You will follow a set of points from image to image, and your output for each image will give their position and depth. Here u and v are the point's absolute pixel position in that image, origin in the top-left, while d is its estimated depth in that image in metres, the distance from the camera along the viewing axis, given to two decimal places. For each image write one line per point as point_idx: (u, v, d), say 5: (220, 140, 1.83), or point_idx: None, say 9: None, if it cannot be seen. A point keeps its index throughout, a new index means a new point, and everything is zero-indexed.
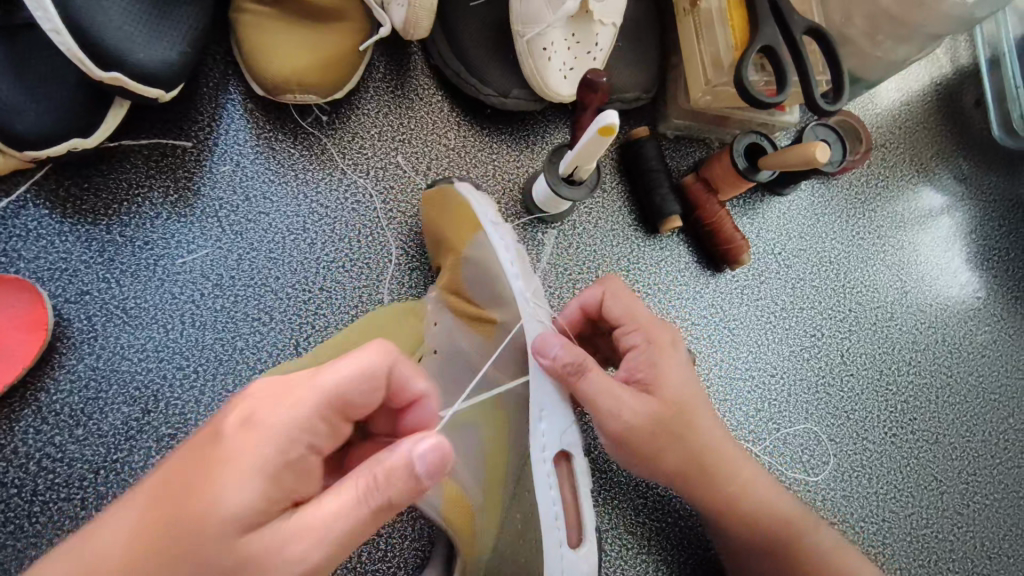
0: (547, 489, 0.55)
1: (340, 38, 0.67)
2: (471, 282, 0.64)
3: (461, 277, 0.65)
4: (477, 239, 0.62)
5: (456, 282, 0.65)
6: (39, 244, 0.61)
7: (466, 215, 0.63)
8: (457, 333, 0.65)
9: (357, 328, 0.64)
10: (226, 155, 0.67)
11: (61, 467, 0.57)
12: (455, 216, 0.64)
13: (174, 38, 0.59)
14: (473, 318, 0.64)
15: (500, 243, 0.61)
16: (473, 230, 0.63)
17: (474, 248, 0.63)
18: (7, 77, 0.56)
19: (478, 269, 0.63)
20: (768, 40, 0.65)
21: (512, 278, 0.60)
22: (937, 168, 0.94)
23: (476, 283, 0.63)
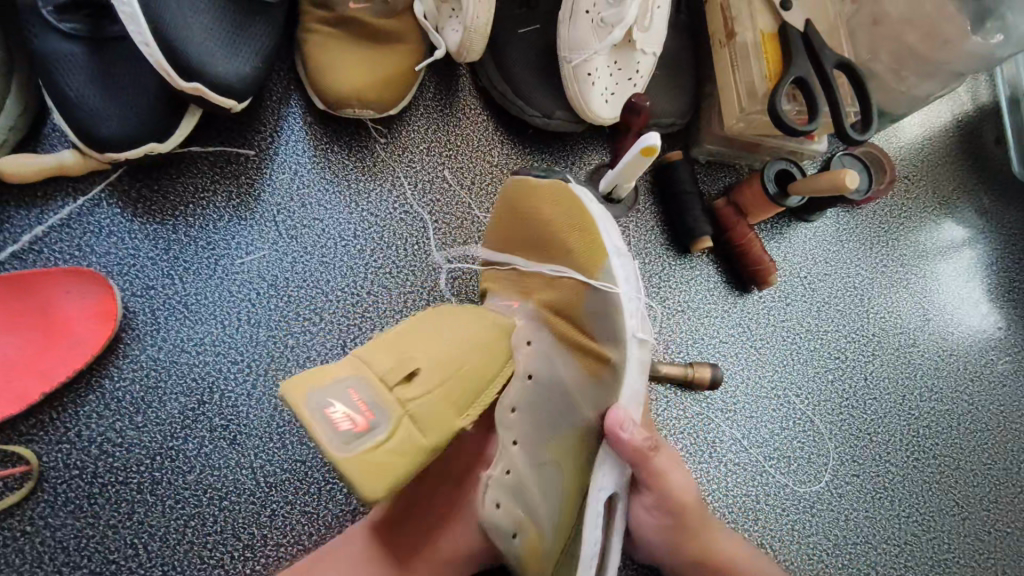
0: (592, 529, 0.57)
1: (398, 58, 0.71)
2: (591, 316, 0.60)
3: (579, 306, 0.60)
4: (607, 268, 0.60)
5: (567, 303, 0.60)
6: (110, 240, 0.64)
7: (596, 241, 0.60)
8: (554, 357, 0.58)
9: (433, 343, 0.49)
10: (285, 164, 0.71)
11: (120, 452, 0.60)
12: (585, 233, 0.60)
13: (248, 54, 0.64)
14: (581, 348, 0.60)
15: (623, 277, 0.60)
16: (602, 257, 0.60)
17: (606, 280, 0.59)
18: (97, 85, 0.60)
19: (603, 306, 0.59)
20: (799, 71, 0.70)
21: (628, 314, 0.60)
22: (959, 201, 0.97)
23: (596, 316, 0.60)
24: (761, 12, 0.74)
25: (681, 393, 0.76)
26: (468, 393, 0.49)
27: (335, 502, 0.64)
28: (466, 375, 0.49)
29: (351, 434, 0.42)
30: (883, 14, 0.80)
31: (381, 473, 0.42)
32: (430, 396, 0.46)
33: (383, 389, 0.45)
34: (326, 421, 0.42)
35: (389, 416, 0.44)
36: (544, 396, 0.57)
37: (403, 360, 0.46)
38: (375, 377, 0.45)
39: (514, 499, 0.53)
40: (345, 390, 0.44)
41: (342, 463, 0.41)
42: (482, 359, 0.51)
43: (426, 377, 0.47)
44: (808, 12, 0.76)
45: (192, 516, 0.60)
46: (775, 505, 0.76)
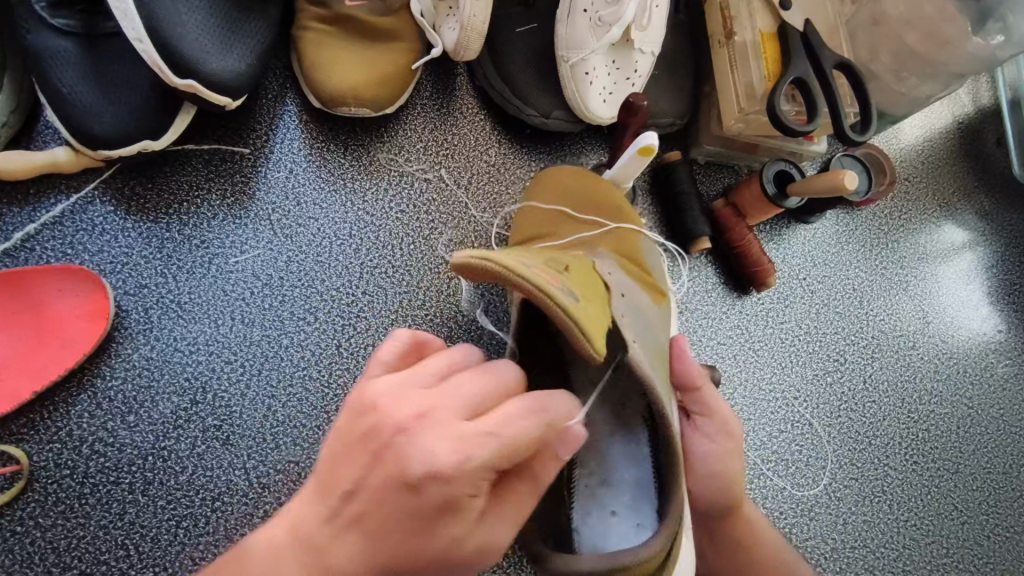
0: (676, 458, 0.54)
1: (394, 57, 0.71)
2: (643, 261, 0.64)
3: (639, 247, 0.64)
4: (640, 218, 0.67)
5: (633, 251, 0.63)
6: (103, 238, 0.64)
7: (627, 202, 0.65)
8: (634, 291, 0.57)
9: (549, 253, 0.51)
10: (280, 162, 0.70)
11: (112, 452, 0.60)
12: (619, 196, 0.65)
13: (243, 51, 0.64)
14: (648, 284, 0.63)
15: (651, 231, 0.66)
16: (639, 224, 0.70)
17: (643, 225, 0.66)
18: (90, 82, 0.60)
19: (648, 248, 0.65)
20: (800, 71, 0.69)
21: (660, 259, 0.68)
22: (959, 204, 0.96)
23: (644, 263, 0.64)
24: (759, 12, 0.74)
25: None
26: (597, 290, 0.50)
27: None
28: (593, 278, 0.51)
29: (565, 291, 0.42)
30: (883, 15, 0.80)
31: (597, 328, 0.43)
32: (585, 283, 0.48)
33: (549, 271, 0.44)
34: (540, 278, 0.41)
35: (574, 286, 0.45)
36: (639, 312, 0.55)
37: (550, 258, 0.48)
38: (539, 261, 0.46)
39: (656, 372, 0.50)
40: (529, 263, 0.43)
41: (576, 316, 0.40)
42: (589, 269, 0.53)
43: (573, 272, 0.48)
44: (808, 12, 0.75)
45: (183, 517, 0.60)
46: (773, 508, 0.75)
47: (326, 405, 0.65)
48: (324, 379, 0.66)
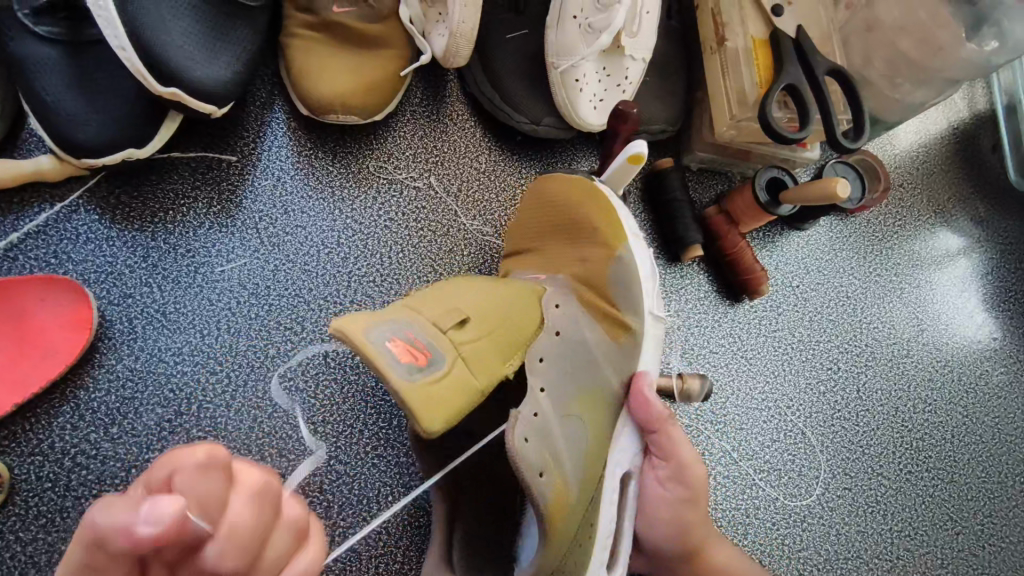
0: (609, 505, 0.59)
1: (383, 63, 0.70)
2: (617, 285, 0.62)
3: (608, 275, 0.61)
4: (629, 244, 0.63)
5: (597, 278, 0.61)
6: (87, 248, 0.63)
7: (619, 219, 0.63)
8: (580, 323, 0.60)
9: (476, 296, 0.52)
10: (268, 170, 0.70)
11: (95, 464, 0.59)
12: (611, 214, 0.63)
13: (229, 58, 0.63)
14: (606, 317, 0.61)
15: (644, 257, 0.64)
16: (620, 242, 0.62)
17: (628, 251, 0.63)
18: (73, 90, 0.59)
19: (625, 272, 0.62)
20: (791, 79, 0.69)
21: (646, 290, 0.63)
22: (954, 210, 0.96)
23: (620, 287, 0.62)
24: (752, 18, 0.73)
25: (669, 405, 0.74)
26: (511, 344, 0.52)
27: (316, 516, 0.63)
28: (510, 330, 0.52)
29: (415, 365, 0.43)
30: (877, 20, 0.79)
31: (442, 403, 0.43)
32: (482, 340, 0.49)
33: (436, 333, 0.47)
34: (390, 355, 0.42)
35: (444, 355, 0.46)
36: (569, 350, 0.58)
37: (452, 310, 0.49)
38: (426, 320, 0.47)
39: (539, 438, 0.51)
40: (399, 326, 0.45)
41: (408, 393, 0.41)
42: (523, 312, 0.54)
43: (476, 326, 0.50)
44: (801, 18, 0.75)
45: None
46: (764, 519, 0.75)
47: (313, 416, 0.65)
48: (311, 389, 0.65)
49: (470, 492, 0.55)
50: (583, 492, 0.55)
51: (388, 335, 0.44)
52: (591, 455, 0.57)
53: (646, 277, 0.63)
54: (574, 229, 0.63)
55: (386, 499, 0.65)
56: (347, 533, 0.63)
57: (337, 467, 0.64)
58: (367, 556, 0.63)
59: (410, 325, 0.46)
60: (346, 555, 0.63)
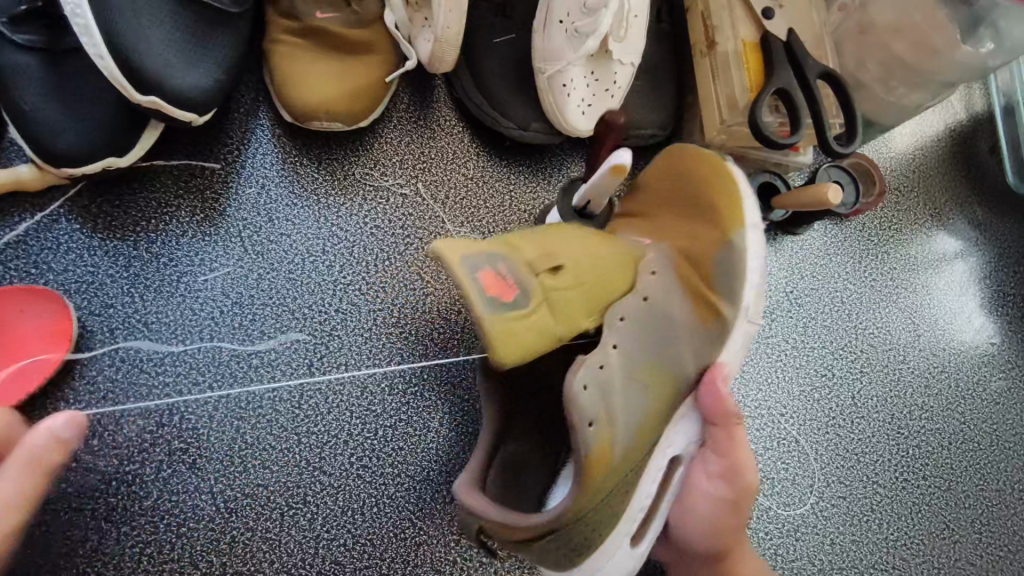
0: (649, 482, 0.59)
1: (367, 69, 0.69)
2: (719, 272, 0.60)
3: (710, 256, 0.60)
4: (745, 232, 0.60)
5: (698, 252, 0.60)
6: (68, 257, 0.62)
7: (738, 202, 0.60)
8: (670, 294, 0.59)
9: (571, 244, 0.56)
10: (252, 177, 0.69)
11: (74, 477, 0.58)
12: (731, 196, 0.60)
13: (210, 65, 0.62)
14: (699, 296, 0.60)
15: (758, 247, 0.60)
16: (739, 221, 0.60)
17: (742, 237, 0.60)
18: (51, 98, 0.58)
19: (732, 258, 0.59)
20: (782, 83, 0.68)
21: (751, 284, 0.60)
22: (951, 213, 0.94)
23: (721, 270, 0.60)
24: (741, 21, 0.72)
25: None
26: (590, 306, 0.55)
27: (299, 529, 0.62)
28: (602, 287, 0.56)
29: (501, 299, 0.48)
30: (870, 22, 0.78)
31: (519, 339, 0.48)
32: (569, 290, 0.53)
33: (527, 274, 0.51)
34: (481, 286, 0.47)
35: (531, 297, 0.50)
36: (656, 319, 0.58)
37: (548, 256, 0.53)
38: (522, 261, 0.52)
39: (600, 393, 0.53)
40: (492, 260, 0.50)
41: (489, 323, 0.46)
42: (614, 270, 0.57)
43: (568, 275, 0.53)
44: (793, 21, 0.74)
45: (147, 543, 0.58)
46: (757, 528, 0.74)
47: (297, 427, 0.64)
48: (295, 400, 0.65)
49: (517, 438, 0.58)
50: (629, 458, 0.56)
51: (480, 267, 0.48)
52: (651, 422, 0.58)
53: (753, 270, 0.60)
54: (688, 203, 0.62)
55: (371, 511, 0.64)
56: (331, 545, 0.62)
57: (322, 478, 0.63)
58: (352, 568, 0.62)
59: (501, 258, 0.50)
60: (330, 567, 0.62)
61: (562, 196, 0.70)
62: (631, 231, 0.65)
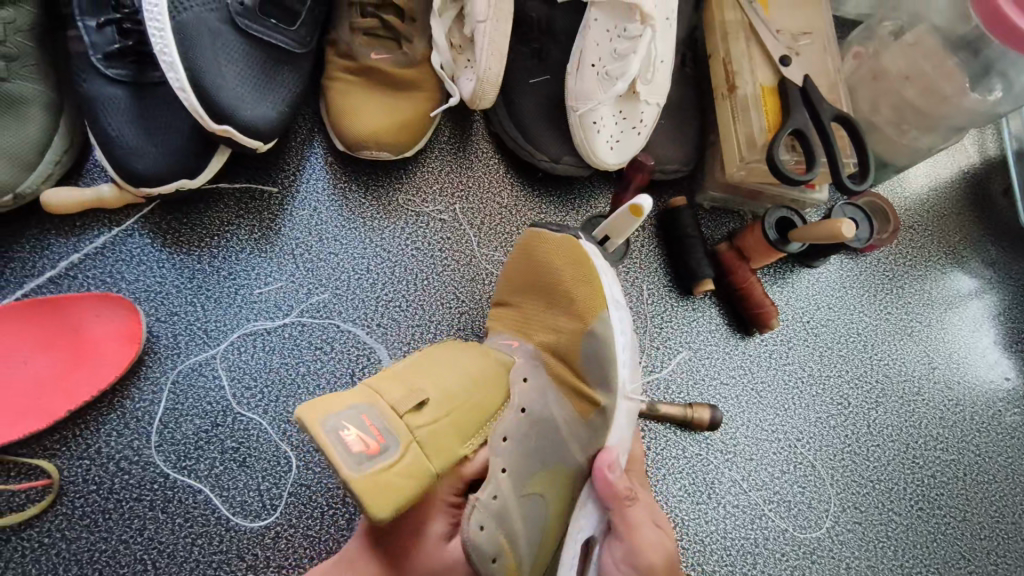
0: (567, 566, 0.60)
1: (413, 105, 0.76)
2: (588, 360, 0.63)
3: (576, 349, 0.63)
4: (605, 318, 0.64)
5: (565, 348, 0.63)
6: (139, 268, 0.69)
7: (597, 289, 0.64)
8: (549, 397, 0.60)
9: (431, 375, 0.54)
10: (306, 201, 0.75)
11: (136, 469, 0.63)
12: (590, 286, 0.64)
13: (276, 99, 0.69)
14: (575, 390, 0.63)
15: (621, 328, 0.65)
16: (598, 309, 0.64)
17: (603, 326, 0.63)
18: (136, 125, 0.65)
19: (600, 347, 0.63)
20: (798, 124, 0.73)
21: (621, 364, 0.64)
22: (965, 252, 0.98)
23: (590, 360, 0.63)
24: (761, 67, 0.78)
25: (680, 433, 0.77)
26: (465, 427, 0.53)
27: (337, 528, 0.66)
28: (468, 412, 0.54)
29: (365, 455, 0.45)
30: (882, 70, 0.83)
31: (390, 490, 0.45)
32: (438, 424, 0.51)
33: (394, 416, 0.48)
34: (344, 446, 0.44)
35: (400, 440, 0.47)
36: (537, 427, 0.58)
37: (410, 392, 0.51)
38: (387, 404, 0.49)
39: (496, 524, 0.52)
40: (357, 414, 0.47)
41: (357, 485, 0.43)
42: (478, 394, 0.55)
43: (433, 408, 0.51)
44: (809, 67, 0.79)
45: (198, 535, 0.63)
46: (774, 550, 0.76)
47: None
48: None
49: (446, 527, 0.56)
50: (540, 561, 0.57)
51: (341, 425, 0.46)
52: (554, 524, 0.59)
53: (620, 348, 0.64)
54: (554, 298, 0.65)
55: None
56: None
57: None
58: None
59: (366, 408, 0.48)
60: None
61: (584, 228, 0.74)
62: (505, 331, 0.67)
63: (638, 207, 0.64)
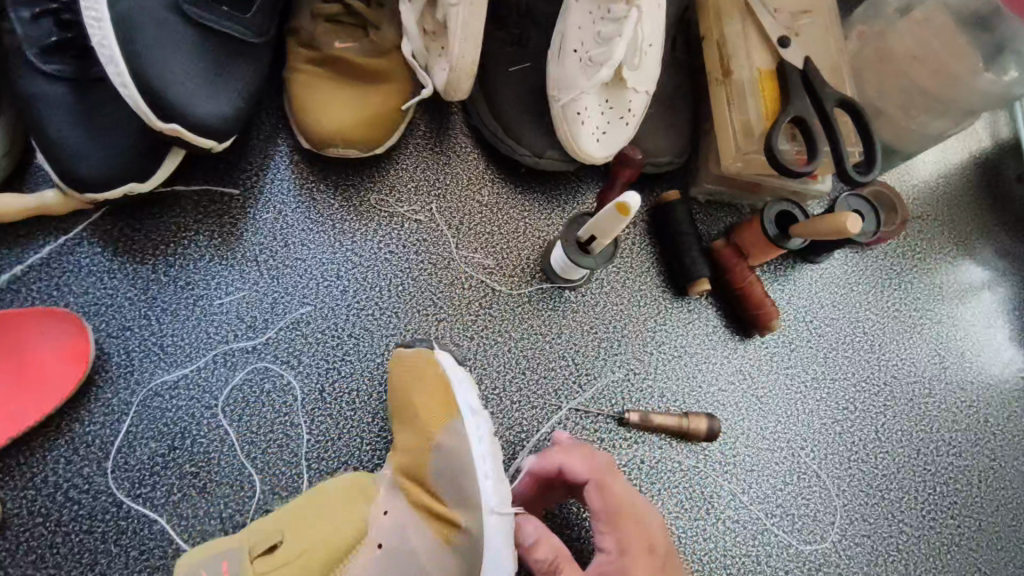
0: None
1: (384, 97, 0.70)
2: (438, 476, 0.58)
3: (427, 470, 0.59)
4: (453, 427, 0.59)
5: (420, 473, 0.59)
6: (89, 280, 0.64)
7: (449, 401, 0.61)
8: (408, 527, 0.57)
9: (301, 507, 0.57)
10: (270, 203, 0.70)
11: (87, 499, 0.58)
12: (436, 398, 0.61)
13: (231, 94, 0.64)
14: (433, 515, 0.58)
15: (472, 436, 0.59)
16: (448, 417, 0.60)
17: (449, 437, 0.59)
18: (77, 126, 0.60)
19: (448, 461, 0.58)
20: (798, 111, 0.67)
21: (480, 476, 0.57)
22: (978, 243, 0.92)
23: (442, 478, 0.58)
24: (758, 50, 0.72)
25: (676, 444, 0.72)
26: (315, 564, 0.54)
27: None
28: (320, 548, 0.54)
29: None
30: (887, 50, 0.77)
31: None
32: (286, 564, 0.54)
33: (249, 564, 0.53)
34: None
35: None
36: (393, 565, 0.56)
37: (268, 533, 0.55)
38: (246, 550, 0.54)
39: None
40: (219, 560, 0.53)
41: None
42: (338, 522, 0.56)
43: (290, 547, 0.54)
44: (809, 48, 0.74)
45: (155, 568, 0.58)
46: (776, 567, 0.71)
47: (307, 452, 0.64)
48: (306, 425, 0.64)
49: None
50: None
51: (200, 569, 0.53)
52: None
53: (476, 458, 0.58)
54: (408, 415, 0.62)
55: None
56: None
57: None
58: None
59: (229, 553, 0.54)
60: None
61: (566, 227, 0.69)
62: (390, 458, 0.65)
63: (624, 207, 0.59)
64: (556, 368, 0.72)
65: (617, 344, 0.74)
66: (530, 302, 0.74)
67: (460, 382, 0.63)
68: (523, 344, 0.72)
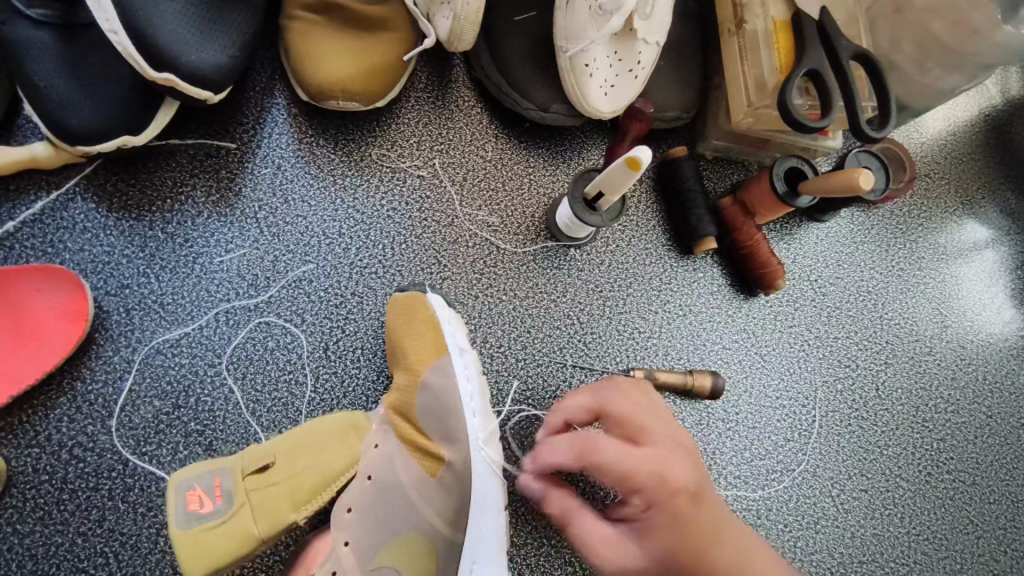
0: None
1: (385, 46, 0.68)
2: (425, 412, 0.59)
3: (415, 405, 0.59)
4: (440, 364, 0.60)
5: (409, 410, 0.59)
6: (84, 236, 0.62)
7: (438, 338, 0.61)
8: (397, 463, 0.58)
9: (297, 434, 0.56)
10: (268, 157, 0.68)
11: (92, 457, 0.58)
12: (424, 336, 0.61)
13: (225, 43, 0.61)
14: (421, 450, 0.58)
15: (460, 374, 0.60)
16: (437, 355, 0.60)
17: (436, 374, 0.60)
18: (64, 74, 0.57)
19: (436, 399, 0.59)
20: (813, 64, 0.65)
21: (468, 413, 0.59)
22: (983, 201, 0.91)
23: (429, 415, 0.59)
24: None
25: (681, 401, 0.72)
26: (306, 494, 0.55)
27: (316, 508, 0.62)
28: (310, 479, 0.55)
29: (197, 513, 0.51)
30: (906, 2, 0.75)
31: (208, 548, 0.51)
32: (278, 490, 0.54)
33: (243, 483, 0.53)
34: (181, 503, 0.51)
35: (234, 504, 0.53)
36: (382, 496, 0.57)
37: (261, 454, 0.55)
38: (242, 469, 0.54)
39: None
40: (213, 476, 0.53)
41: (177, 537, 0.50)
42: (331, 452, 0.57)
43: (283, 471, 0.55)
44: None
45: (163, 525, 0.58)
46: (776, 520, 0.72)
47: (312, 411, 0.64)
48: (311, 384, 0.64)
49: None
50: None
51: (194, 484, 0.52)
52: None
53: (464, 397, 0.59)
54: (393, 352, 0.62)
55: None
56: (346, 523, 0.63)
57: None
58: None
59: (222, 471, 0.53)
60: None
61: (574, 182, 0.68)
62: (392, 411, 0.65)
63: (635, 160, 0.57)
64: (560, 327, 0.71)
65: (622, 302, 0.74)
66: (535, 260, 0.73)
67: (446, 318, 0.63)
68: (528, 303, 0.71)
